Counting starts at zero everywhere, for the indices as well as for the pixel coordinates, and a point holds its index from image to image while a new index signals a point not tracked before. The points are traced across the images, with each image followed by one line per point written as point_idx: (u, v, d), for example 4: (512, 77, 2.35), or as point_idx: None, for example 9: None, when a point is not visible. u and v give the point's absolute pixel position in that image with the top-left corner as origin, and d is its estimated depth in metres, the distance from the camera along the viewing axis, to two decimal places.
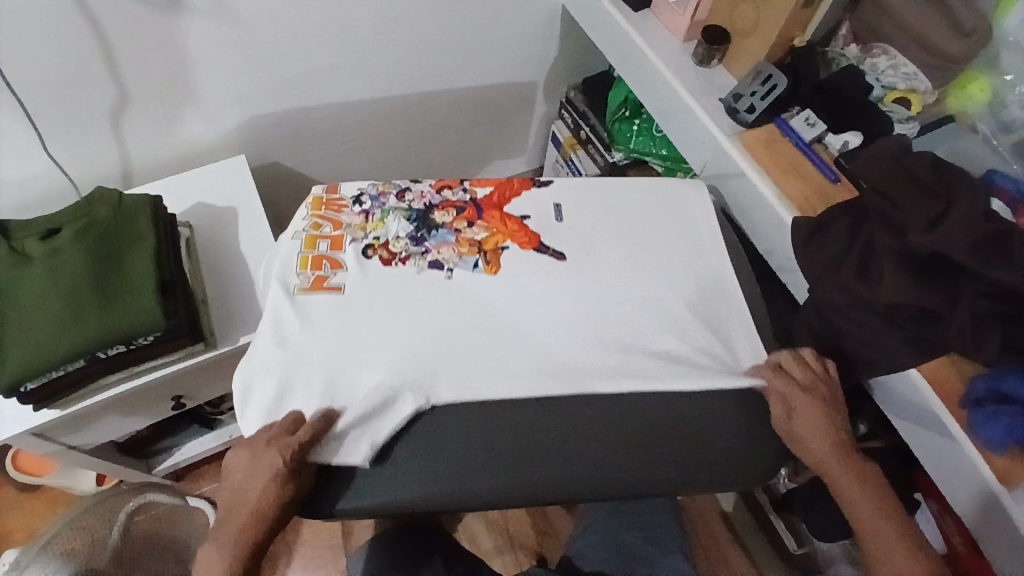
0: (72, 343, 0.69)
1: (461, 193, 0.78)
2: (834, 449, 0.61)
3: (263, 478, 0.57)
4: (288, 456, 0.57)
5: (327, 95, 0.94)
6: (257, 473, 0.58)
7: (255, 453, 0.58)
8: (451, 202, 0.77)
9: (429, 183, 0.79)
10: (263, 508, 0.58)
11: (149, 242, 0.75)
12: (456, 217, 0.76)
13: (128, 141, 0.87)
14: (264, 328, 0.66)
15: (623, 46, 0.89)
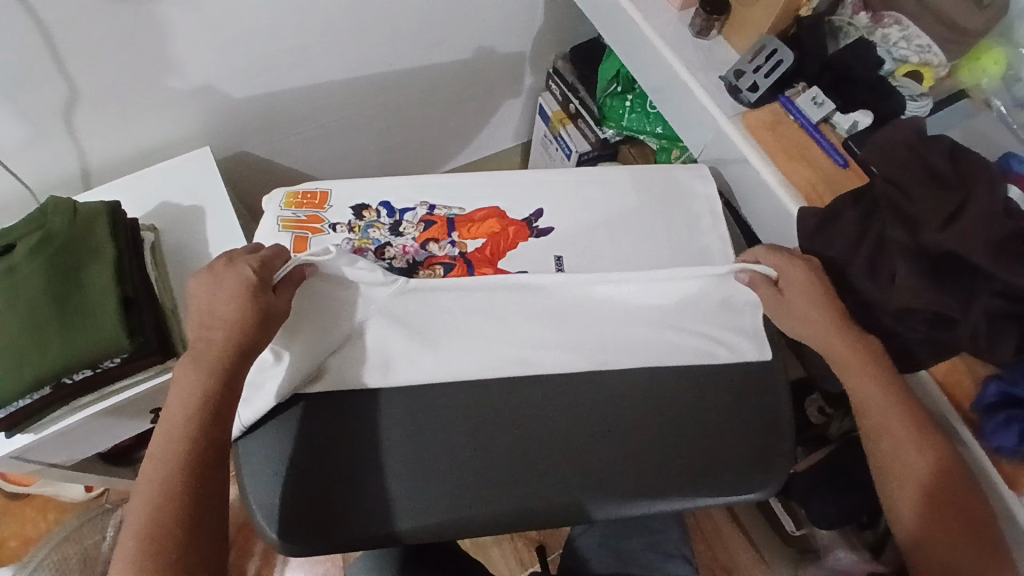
0: (39, 369, 0.65)
1: (448, 245, 0.72)
2: (831, 324, 0.62)
3: (231, 301, 0.56)
4: (252, 268, 0.58)
5: (296, 78, 0.87)
6: (223, 295, 0.56)
7: (216, 274, 0.57)
8: (438, 257, 0.71)
9: (412, 234, 0.72)
10: (232, 318, 0.56)
11: (108, 255, 0.70)
12: (443, 276, 0.70)
13: (82, 138, 0.79)
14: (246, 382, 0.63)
15: (614, 16, 0.82)
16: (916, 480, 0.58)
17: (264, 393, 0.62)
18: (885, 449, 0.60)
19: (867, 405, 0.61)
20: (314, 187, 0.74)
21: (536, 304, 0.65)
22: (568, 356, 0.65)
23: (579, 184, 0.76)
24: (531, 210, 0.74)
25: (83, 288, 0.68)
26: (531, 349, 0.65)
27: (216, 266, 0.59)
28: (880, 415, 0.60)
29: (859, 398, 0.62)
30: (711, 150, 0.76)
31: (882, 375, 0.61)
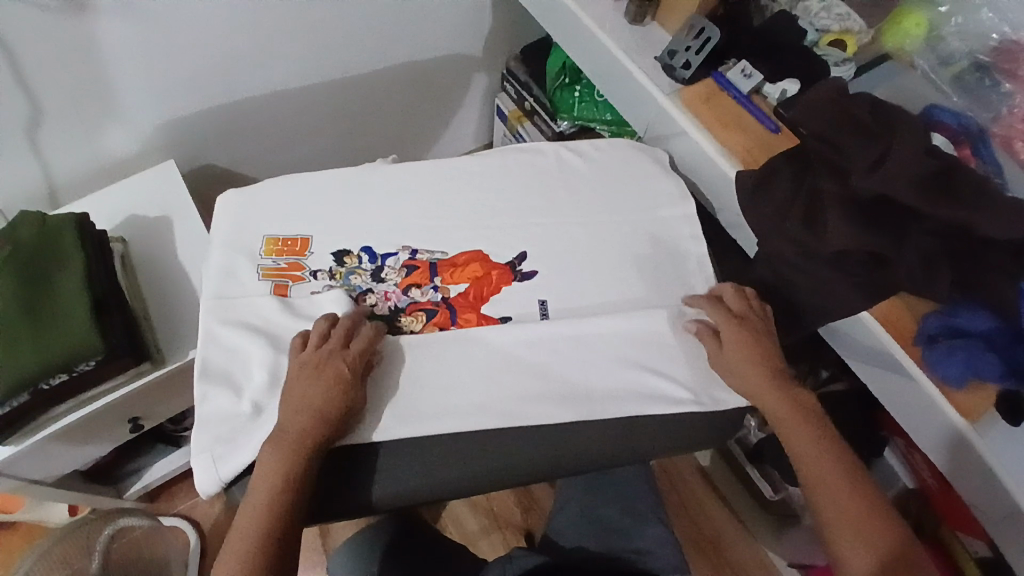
0: (12, 376, 0.66)
1: (431, 290, 0.68)
2: (773, 386, 0.61)
3: (320, 414, 0.57)
4: (349, 364, 0.59)
5: (253, 87, 0.90)
6: (310, 409, 0.57)
7: (317, 365, 0.59)
8: (420, 303, 0.67)
9: (394, 280, 0.68)
10: (329, 415, 0.57)
11: (78, 262, 0.72)
12: (426, 324, 0.66)
13: (49, 156, 0.82)
14: (223, 429, 0.60)
15: (554, 10, 0.86)
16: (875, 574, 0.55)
17: (245, 446, 0.59)
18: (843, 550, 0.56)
19: (824, 497, 0.57)
20: (296, 232, 0.70)
21: (520, 360, 0.63)
22: (554, 406, 0.61)
23: (530, 162, 0.74)
24: (514, 252, 0.69)
25: (53, 296, 0.69)
26: (510, 398, 0.61)
27: (315, 354, 0.60)
28: (837, 518, 0.56)
29: (816, 495, 0.58)
30: (655, 127, 0.80)
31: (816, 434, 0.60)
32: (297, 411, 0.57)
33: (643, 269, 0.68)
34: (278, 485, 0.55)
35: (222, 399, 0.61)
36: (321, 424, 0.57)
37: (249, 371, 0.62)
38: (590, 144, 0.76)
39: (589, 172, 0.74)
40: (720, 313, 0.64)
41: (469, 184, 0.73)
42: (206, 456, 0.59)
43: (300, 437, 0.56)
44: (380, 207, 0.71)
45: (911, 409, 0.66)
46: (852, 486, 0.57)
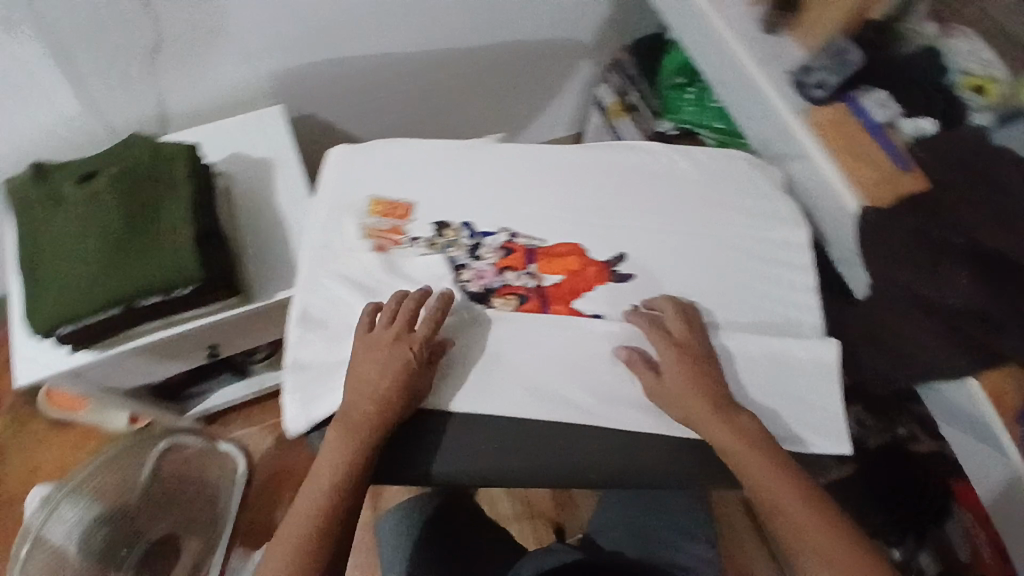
0: (111, 290, 0.68)
1: (525, 276, 0.67)
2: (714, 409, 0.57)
3: (384, 402, 0.57)
4: (417, 351, 0.60)
5: (367, 46, 0.90)
6: (374, 399, 0.57)
7: (381, 350, 0.59)
8: (513, 287, 0.66)
9: (490, 260, 0.67)
10: (392, 399, 0.58)
11: (186, 192, 0.73)
12: (518, 307, 0.65)
13: (166, 84, 0.84)
14: (315, 373, 0.62)
15: (683, 10, 0.83)
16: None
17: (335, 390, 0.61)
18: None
19: (806, 545, 0.51)
20: (401, 196, 0.70)
21: (603, 360, 0.63)
22: (631, 414, 0.61)
23: (643, 164, 0.72)
24: (613, 252, 0.68)
25: (159, 221, 0.71)
26: (589, 397, 0.61)
27: (381, 337, 0.60)
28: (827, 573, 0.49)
29: (797, 544, 0.51)
30: (773, 147, 0.77)
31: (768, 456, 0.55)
32: (361, 400, 0.57)
33: (740, 293, 0.67)
34: (335, 473, 0.55)
35: (317, 347, 0.63)
36: (384, 413, 0.57)
37: (344, 320, 0.64)
38: (705, 153, 0.74)
39: (700, 183, 0.72)
40: (658, 335, 0.62)
41: (579, 177, 0.71)
42: (299, 396, 0.61)
43: (364, 425, 0.56)
44: (485, 185, 0.71)
45: (999, 486, 0.62)
46: (830, 528, 0.51)
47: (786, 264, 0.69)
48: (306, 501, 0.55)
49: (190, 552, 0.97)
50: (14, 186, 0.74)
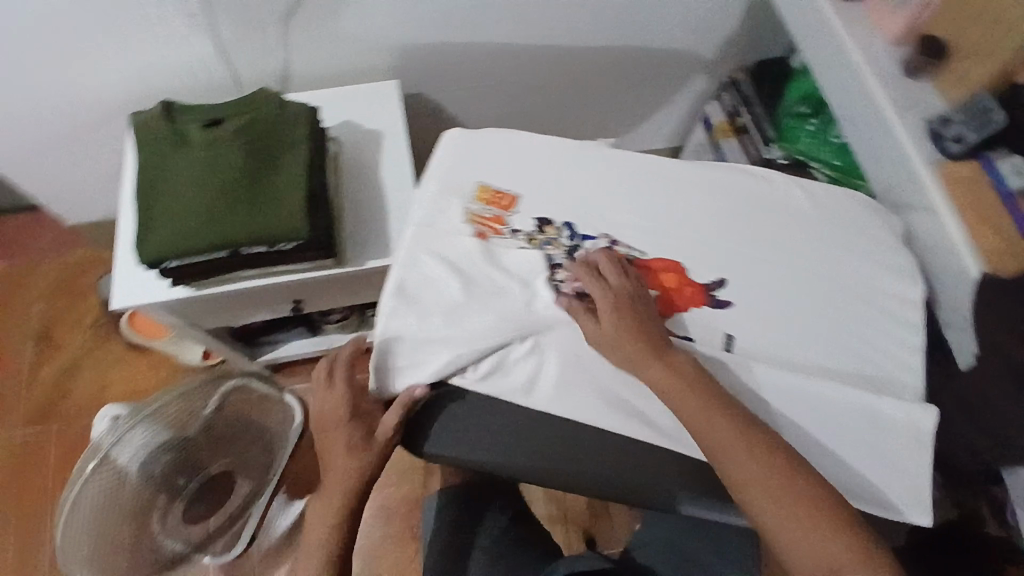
0: (224, 235, 0.71)
1: None
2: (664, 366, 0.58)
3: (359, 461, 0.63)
4: (349, 405, 0.65)
5: (487, 34, 0.90)
6: (351, 460, 0.63)
7: (322, 407, 0.66)
8: None
9: None
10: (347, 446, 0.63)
11: (304, 151, 0.75)
12: None
13: (294, 45, 0.87)
14: (403, 348, 0.64)
15: (819, 40, 0.81)
16: (817, 562, 0.50)
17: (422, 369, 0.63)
18: (792, 544, 0.51)
19: (751, 487, 0.52)
20: (509, 187, 0.71)
21: None
22: None
23: (756, 193, 0.70)
24: (714, 276, 0.67)
25: (276, 176, 0.74)
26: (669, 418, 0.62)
27: (322, 394, 0.66)
28: (774, 510, 0.51)
29: (739, 483, 0.53)
30: (894, 195, 0.74)
31: (723, 413, 0.56)
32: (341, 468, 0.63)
33: (840, 340, 0.66)
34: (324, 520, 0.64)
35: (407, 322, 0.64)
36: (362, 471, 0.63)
37: (436, 301, 0.65)
38: (825, 190, 0.73)
39: (815, 221, 0.70)
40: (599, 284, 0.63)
41: (689, 195, 0.70)
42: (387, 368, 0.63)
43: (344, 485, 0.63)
44: (593, 189, 0.70)
45: None
46: (770, 461, 0.53)
47: (887, 319, 0.67)
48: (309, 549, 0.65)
49: (241, 488, 1.01)
50: (140, 120, 0.77)
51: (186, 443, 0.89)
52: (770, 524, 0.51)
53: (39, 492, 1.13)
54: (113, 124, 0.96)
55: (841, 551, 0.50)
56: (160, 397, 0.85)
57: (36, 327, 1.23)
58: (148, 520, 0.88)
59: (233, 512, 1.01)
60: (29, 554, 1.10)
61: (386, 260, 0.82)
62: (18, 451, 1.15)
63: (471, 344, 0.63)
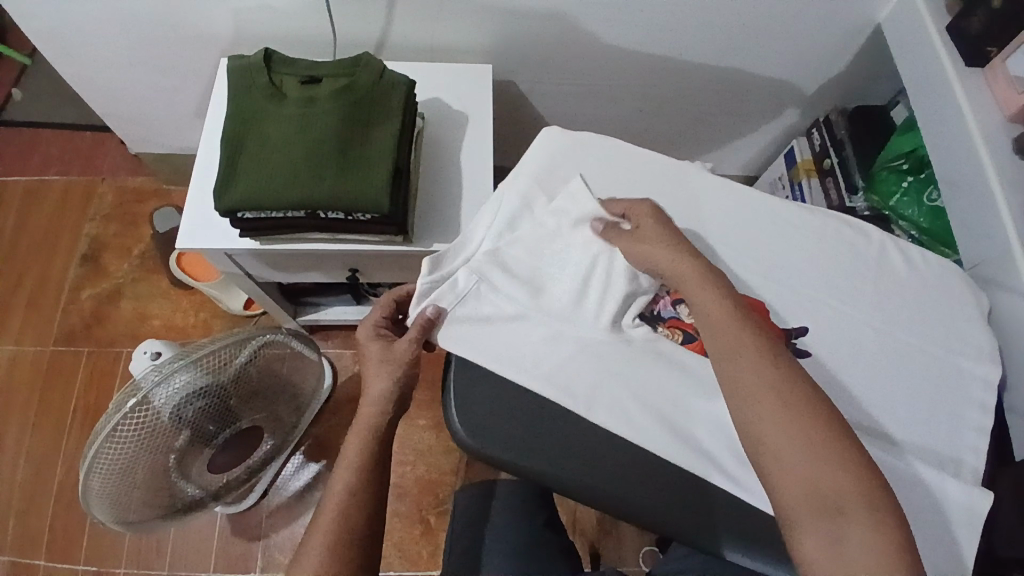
0: (305, 193, 0.70)
1: None
2: (713, 298, 0.55)
3: (360, 467, 0.60)
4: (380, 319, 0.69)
5: (585, 30, 0.88)
6: (347, 473, 0.59)
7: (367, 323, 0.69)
8: (682, 322, 0.64)
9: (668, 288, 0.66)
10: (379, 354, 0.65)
11: (394, 124, 0.74)
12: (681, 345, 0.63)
13: (396, 15, 0.85)
14: (478, 286, 0.64)
15: (932, 100, 0.78)
16: (811, 486, 0.45)
17: (482, 312, 0.63)
18: (787, 459, 0.47)
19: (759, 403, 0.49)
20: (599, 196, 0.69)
21: None
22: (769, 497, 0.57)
23: (847, 245, 0.68)
24: (796, 322, 0.64)
25: (365, 145, 0.73)
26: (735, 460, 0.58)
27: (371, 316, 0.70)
28: (777, 425, 0.48)
29: (740, 394, 0.50)
30: (985, 269, 0.71)
31: (764, 352, 0.51)
32: (336, 485, 0.59)
33: (913, 411, 0.62)
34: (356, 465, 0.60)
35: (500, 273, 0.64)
36: (362, 479, 0.59)
37: (529, 269, 0.65)
38: (922, 255, 0.69)
39: (906, 283, 0.67)
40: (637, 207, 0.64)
41: (780, 237, 0.68)
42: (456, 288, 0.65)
43: (342, 497, 0.58)
44: (684, 213, 0.69)
45: None
46: (784, 375, 0.50)
47: (972, 401, 0.63)
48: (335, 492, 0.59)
49: (265, 443, 1.02)
50: (239, 66, 0.76)
51: (227, 394, 0.86)
52: (758, 434, 0.48)
53: (67, 407, 1.16)
54: (203, 63, 0.96)
55: (839, 479, 0.45)
56: (210, 344, 0.82)
57: (90, 248, 1.26)
58: (172, 463, 0.87)
59: (254, 464, 1.02)
60: (48, 467, 1.12)
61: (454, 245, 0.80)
62: (54, 364, 1.18)
63: (537, 327, 0.62)
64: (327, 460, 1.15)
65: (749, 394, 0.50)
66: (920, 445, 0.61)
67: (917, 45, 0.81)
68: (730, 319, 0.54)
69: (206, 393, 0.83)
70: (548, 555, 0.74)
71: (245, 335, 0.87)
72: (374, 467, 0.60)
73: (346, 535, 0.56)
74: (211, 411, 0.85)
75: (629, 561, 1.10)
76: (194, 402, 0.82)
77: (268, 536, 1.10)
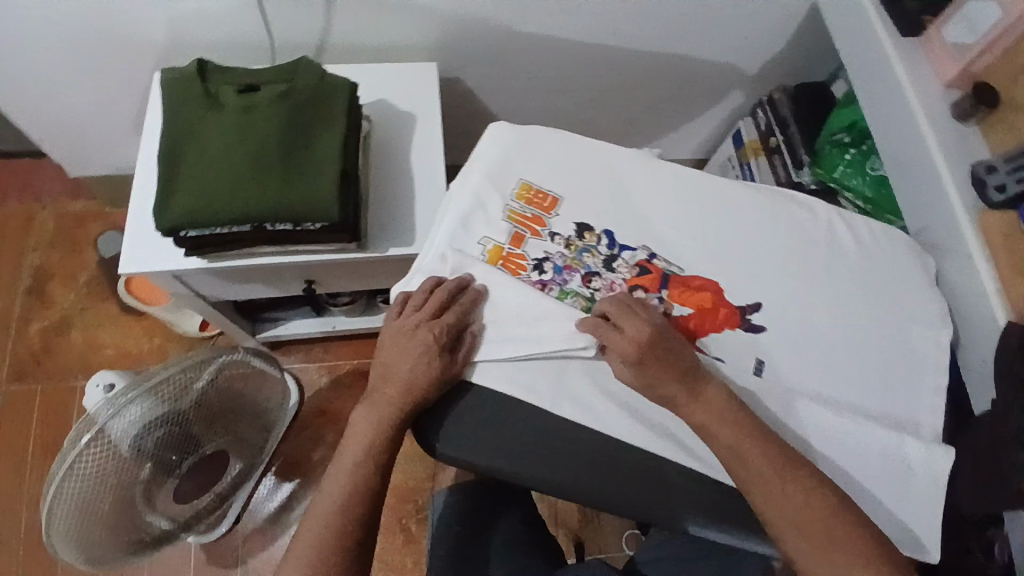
0: (250, 207, 0.68)
1: (655, 300, 0.65)
2: (753, 439, 0.53)
3: (354, 484, 0.57)
4: (434, 334, 0.58)
5: (530, 22, 0.88)
6: (339, 483, 0.57)
7: (407, 331, 0.59)
8: None
9: (624, 275, 0.66)
10: (416, 387, 0.57)
11: (339, 128, 0.73)
12: None
13: (336, 17, 0.84)
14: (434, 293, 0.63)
15: (871, 72, 0.80)
16: None
17: None
18: None
19: (815, 530, 0.50)
20: (550, 188, 0.69)
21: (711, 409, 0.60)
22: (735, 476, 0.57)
23: (795, 220, 0.69)
24: (749, 300, 0.65)
25: (310, 151, 0.71)
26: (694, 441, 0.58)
27: (410, 320, 0.60)
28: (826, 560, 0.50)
29: (788, 529, 0.51)
30: (929, 234, 0.72)
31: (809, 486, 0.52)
32: (326, 496, 0.57)
33: (871, 377, 0.64)
34: (350, 477, 0.57)
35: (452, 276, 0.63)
36: (355, 498, 0.56)
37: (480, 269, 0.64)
38: (867, 224, 0.70)
39: (855, 252, 0.69)
40: (632, 319, 0.58)
41: (731, 216, 0.69)
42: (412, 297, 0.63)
43: (332, 510, 0.56)
44: (635, 200, 0.69)
45: None
46: (820, 502, 0.51)
47: (925, 362, 0.64)
48: (324, 507, 0.56)
49: (232, 468, 0.98)
50: (172, 78, 0.73)
51: (186, 419, 0.83)
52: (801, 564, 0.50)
53: (22, 446, 1.10)
54: (139, 77, 0.93)
55: None
56: (164, 368, 0.78)
57: (36, 277, 1.21)
58: (132, 496, 0.83)
59: (222, 489, 0.98)
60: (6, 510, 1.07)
61: (409, 248, 0.79)
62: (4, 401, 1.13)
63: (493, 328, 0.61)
64: (301, 477, 1.12)
65: (800, 532, 0.50)
66: (877, 409, 0.62)
67: (853, 19, 0.83)
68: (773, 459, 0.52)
69: (163, 420, 0.80)
70: (528, 550, 0.74)
71: (204, 357, 0.84)
72: (369, 481, 0.57)
73: (333, 552, 0.55)
74: (170, 439, 0.82)
75: (613, 548, 1.11)
76: (151, 430, 0.79)
77: (245, 561, 1.07)
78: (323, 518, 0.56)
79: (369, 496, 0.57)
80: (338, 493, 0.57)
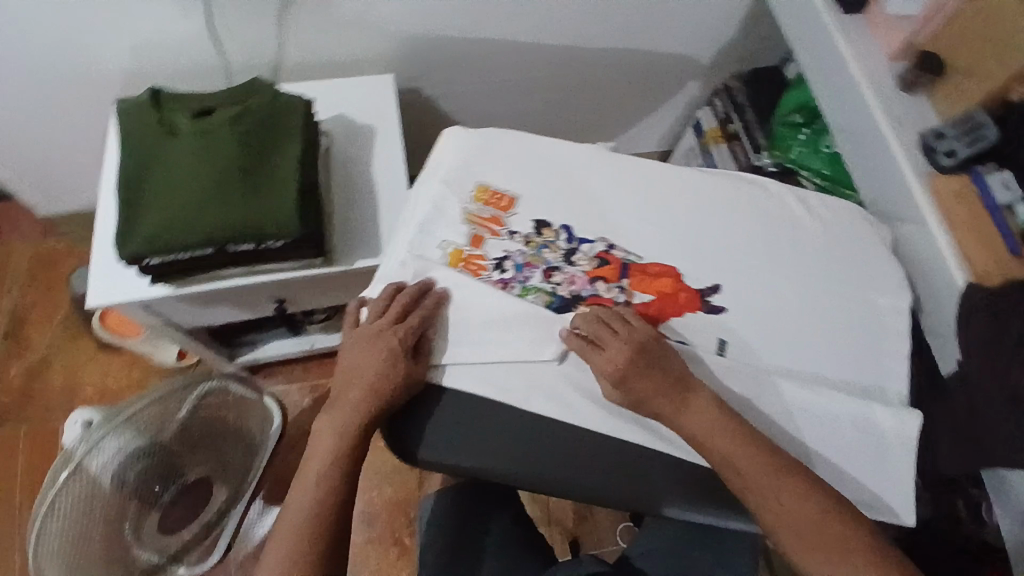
0: (210, 229, 0.68)
1: (617, 289, 0.65)
2: (744, 444, 0.52)
3: (324, 489, 0.56)
4: (398, 338, 0.59)
5: (481, 27, 0.89)
6: (306, 490, 0.57)
7: (370, 337, 0.60)
8: (602, 299, 0.65)
9: (584, 267, 0.66)
10: (383, 388, 0.57)
11: (295, 145, 0.73)
12: None
13: (288, 37, 0.85)
14: None
15: (816, 51, 0.82)
16: None
17: None
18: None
19: (803, 526, 0.50)
20: (506, 188, 0.69)
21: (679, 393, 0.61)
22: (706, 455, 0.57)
23: (750, 201, 0.70)
24: (708, 282, 0.66)
25: (267, 169, 0.72)
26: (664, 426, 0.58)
27: (371, 327, 0.60)
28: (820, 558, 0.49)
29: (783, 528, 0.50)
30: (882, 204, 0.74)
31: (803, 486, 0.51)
32: (294, 505, 0.56)
33: (834, 347, 0.64)
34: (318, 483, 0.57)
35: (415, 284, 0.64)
36: (325, 504, 0.56)
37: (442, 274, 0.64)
38: (820, 200, 0.72)
39: (810, 227, 0.70)
40: (614, 343, 0.57)
41: (686, 202, 0.70)
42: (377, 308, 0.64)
43: (302, 516, 0.55)
44: (591, 193, 0.70)
45: None
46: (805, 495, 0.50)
47: (887, 329, 0.65)
48: (294, 513, 0.56)
49: (218, 496, 0.97)
50: (127, 109, 0.74)
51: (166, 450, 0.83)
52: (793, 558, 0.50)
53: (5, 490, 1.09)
54: (97, 110, 0.93)
55: None
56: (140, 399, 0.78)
57: (11, 319, 1.20)
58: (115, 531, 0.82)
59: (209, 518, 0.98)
60: None
61: (375, 259, 0.79)
62: None
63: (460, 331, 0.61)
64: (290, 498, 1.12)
65: (791, 531, 0.50)
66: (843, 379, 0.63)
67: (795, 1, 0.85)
68: (762, 459, 0.52)
69: (141, 452, 0.79)
70: (515, 549, 0.74)
71: (180, 386, 0.84)
72: (337, 486, 0.57)
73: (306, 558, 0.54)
74: (150, 470, 0.82)
75: (609, 542, 1.10)
76: (129, 462, 0.78)
77: None
78: (294, 525, 0.55)
79: (340, 501, 0.57)
80: (305, 499, 0.56)
